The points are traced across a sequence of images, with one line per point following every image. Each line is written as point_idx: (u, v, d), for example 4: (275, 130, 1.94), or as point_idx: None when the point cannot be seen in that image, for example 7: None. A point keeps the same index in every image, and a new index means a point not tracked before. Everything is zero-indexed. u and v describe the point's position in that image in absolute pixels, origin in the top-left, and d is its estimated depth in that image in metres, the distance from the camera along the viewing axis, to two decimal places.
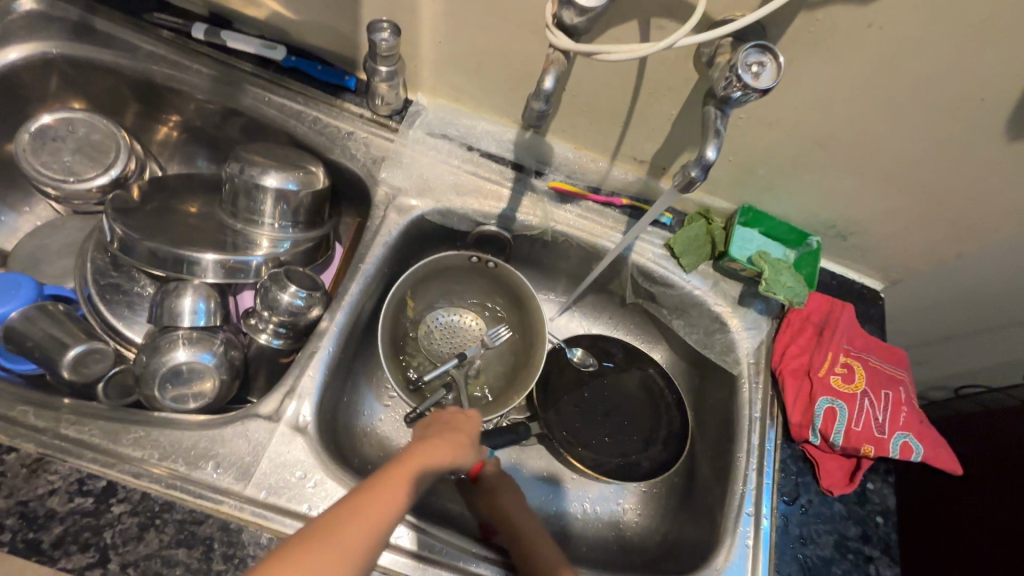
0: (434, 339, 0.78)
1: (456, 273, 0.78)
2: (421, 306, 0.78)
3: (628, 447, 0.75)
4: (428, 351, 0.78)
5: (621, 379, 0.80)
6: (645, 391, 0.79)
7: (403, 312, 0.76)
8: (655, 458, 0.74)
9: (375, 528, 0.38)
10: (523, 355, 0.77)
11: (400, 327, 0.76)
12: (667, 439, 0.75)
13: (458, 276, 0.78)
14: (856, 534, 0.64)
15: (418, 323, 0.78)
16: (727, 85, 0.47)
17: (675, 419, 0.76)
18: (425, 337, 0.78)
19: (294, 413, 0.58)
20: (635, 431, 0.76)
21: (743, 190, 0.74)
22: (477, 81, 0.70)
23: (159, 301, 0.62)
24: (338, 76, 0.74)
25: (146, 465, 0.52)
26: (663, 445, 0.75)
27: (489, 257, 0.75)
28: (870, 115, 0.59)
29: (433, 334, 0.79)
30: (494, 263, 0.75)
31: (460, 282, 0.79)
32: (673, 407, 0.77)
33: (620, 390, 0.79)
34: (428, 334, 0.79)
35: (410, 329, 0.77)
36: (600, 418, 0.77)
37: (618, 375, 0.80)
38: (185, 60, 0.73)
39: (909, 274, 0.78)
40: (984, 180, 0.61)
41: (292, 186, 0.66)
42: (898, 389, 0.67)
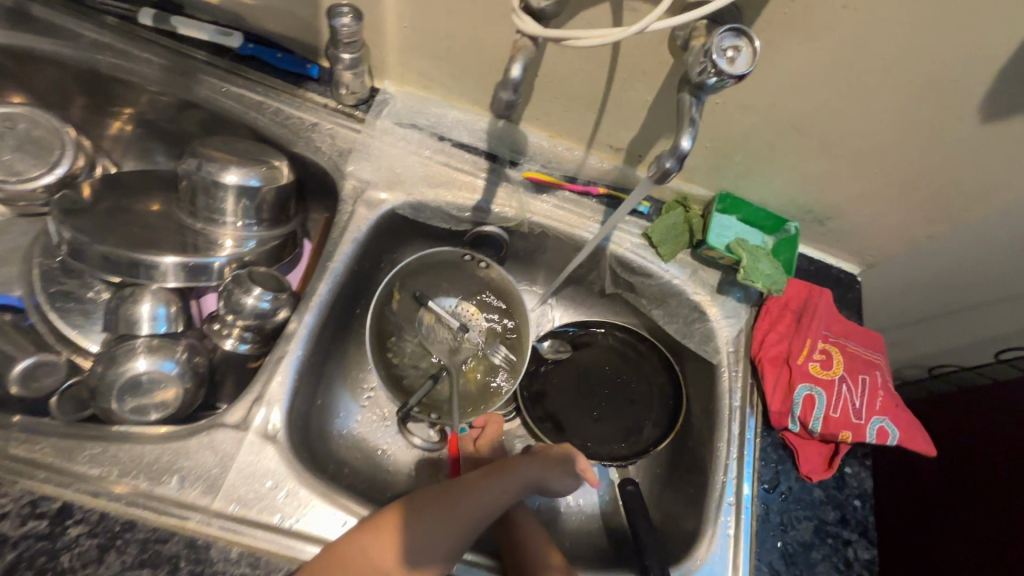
0: (440, 334, 0.77)
1: (447, 268, 0.77)
2: (405, 297, 0.76)
3: (614, 442, 0.74)
4: (416, 346, 0.77)
5: (596, 362, 0.79)
6: (621, 371, 0.79)
7: (386, 305, 0.75)
8: (654, 436, 0.74)
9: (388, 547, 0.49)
10: (509, 373, 0.75)
11: (388, 322, 0.76)
12: (660, 420, 0.75)
13: (443, 273, 0.77)
14: (834, 519, 0.64)
15: (401, 311, 0.76)
16: (702, 70, 0.45)
17: (658, 395, 0.77)
18: (430, 330, 0.77)
19: (262, 420, 0.55)
20: (620, 413, 0.76)
21: (721, 176, 0.72)
22: (446, 67, 0.67)
23: (114, 308, 0.59)
24: (299, 64, 0.70)
25: (106, 483, 0.49)
26: (655, 425, 0.75)
27: (483, 257, 0.75)
28: (846, 99, 0.57)
29: (438, 329, 0.77)
30: (487, 263, 0.75)
31: (445, 278, 0.78)
32: (653, 384, 0.78)
33: (596, 372, 0.79)
34: (434, 329, 0.77)
35: (390, 318, 0.76)
36: (585, 406, 0.77)
37: (591, 360, 0.80)
38: (133, 49, 0.68)
39: (884, 257, 0.78)
40: (958, 163, 0.61)
41: (255, 182, 0.63)
42: (874, 373, 0.68)
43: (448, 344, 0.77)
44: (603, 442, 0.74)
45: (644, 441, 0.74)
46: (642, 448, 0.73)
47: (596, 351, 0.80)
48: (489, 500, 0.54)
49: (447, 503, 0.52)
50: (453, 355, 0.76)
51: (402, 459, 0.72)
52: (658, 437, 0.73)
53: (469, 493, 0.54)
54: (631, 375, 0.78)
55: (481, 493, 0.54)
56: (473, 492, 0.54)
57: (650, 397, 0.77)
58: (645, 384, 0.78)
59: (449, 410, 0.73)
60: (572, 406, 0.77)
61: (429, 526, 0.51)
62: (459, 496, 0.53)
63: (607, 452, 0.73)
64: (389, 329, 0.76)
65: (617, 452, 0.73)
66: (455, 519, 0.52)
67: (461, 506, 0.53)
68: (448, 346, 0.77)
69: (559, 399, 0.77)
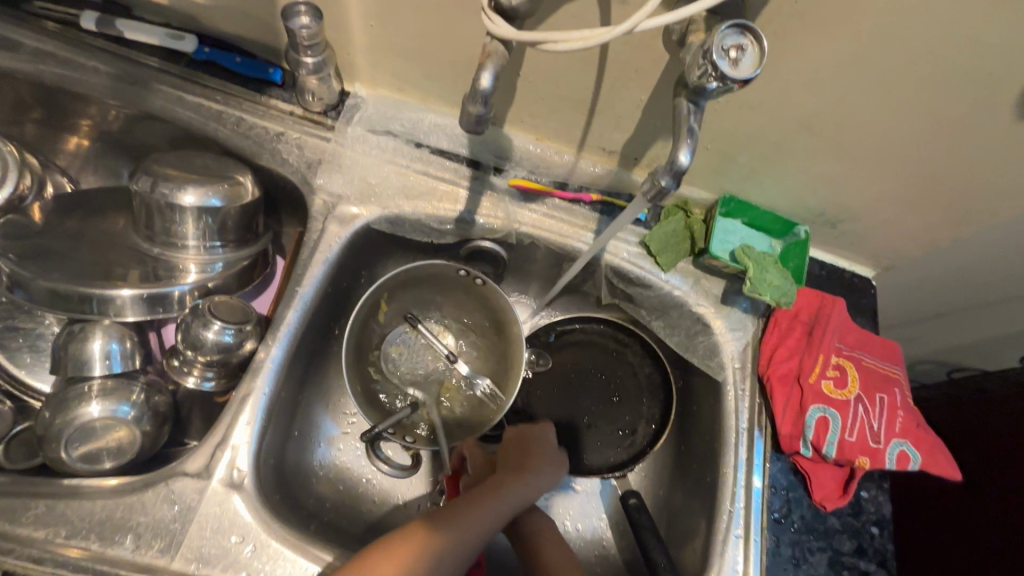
0: (409, 362, 0.72)
1: (438, 282, 0.71)
2: (394, 311, 0.71)
3: (612, 461, 0.70)
4: (391, 369, 0.71)
5: (577, 361, 0.75)
6: (604, 367, 0.75)
7: (373, 317, 0.69)
8: (647, 436, 0.71)
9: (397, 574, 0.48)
10: (493, 406, 0.69)
11: (372, 335, 0.70)
12: (651, 414, 0.72)
13: (434, 286, 0.71)
14: (851, 549, 0.60)
15: (389, 326, 0.72)
16: (700, 72, 0.40)
17: (644, 387, 0.73)
18: (394, 361, 0.72)
19: (227, 468, 0.51)
20: (608, 414, 0.73)
21: (724, 179, 0.66)
22: (420, 68, 0.61)
23: (63, 345, 0.55)
24: (261, 68, 0.64)
25: (54, 546, 0.46)
26: (647, 420, 0.71)
27: (478, 273, 0.67)
28: (864, 95, 0.51)
29: (409, 356, 0.72)
30: (482, 280, 0.68)
31: (437, 291, 0.72)
32: (640, 373, 0.74)
33: (578, 373, 0.74)
34: (402, 358, 0.72)
35: (377, 332, 0.71)
36: (574, 416, 0.73)
37: (572, 362, 0.75)
38: (78, 57, 0.62)
39: (901, 260, 0.72)
40: (988, 162, 0.55)
41: (216, 202, 0.58)
42: (893, 391, 0.63)
43: (426, 371, 0.72)
44: (603, 450, 0.71)
45: (640, 439, 0.71)
46: (640, 450, 0.70)
47: (578, 350, 0.75)
48: (495, 514, 0.55)
49: (454, 522, 0.52)
50: (425, 386, 0.71)
51: (389, 490, 0.68)
52: (653, 434, 0.70)
53: (474, 510, 0.54)
54: (619, 370, 0.74)
55: (482, 510, 0.54)
56: (480, 508, 0.54)
57: (637, 389, 0.73)
58: (632, 376, 0.74)
59: (423, 438, 0.68)
60: (563, 416, 0.72)
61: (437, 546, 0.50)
62: (466, 514, 0.53)
63: (605, 461, 0.70)
64: (371, 344, 0.70)
65: (615, 459, 0.70)
66: (462, 536, 0.52)
67: (471, 525, 0.53)
68: (414, 378, 0.71)
69: (548, 409, 0.73)
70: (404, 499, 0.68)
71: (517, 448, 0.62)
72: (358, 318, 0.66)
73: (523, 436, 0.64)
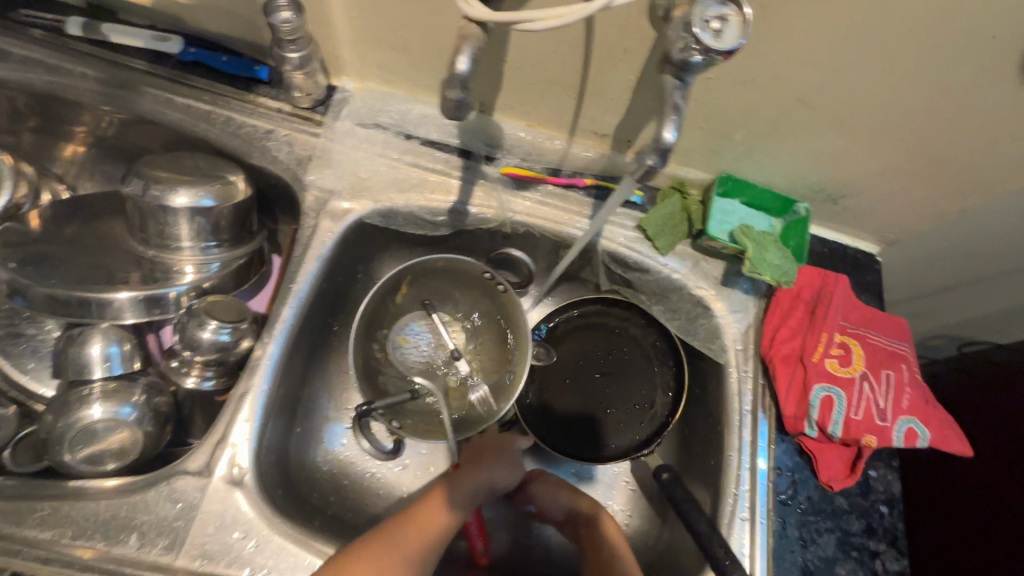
0: (419, 351, 0.71)
1: (453, 275, 0.70)
2: (411, 296, 0.71)
3: (634, 439, 0.69)
4: (401, 358, 0.71)
5: (583, 344, 0.74)
6: (611, 346, 0.74)
7: (390, 297, 0.69)
8: (665, 408, 0.70)
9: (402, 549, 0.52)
10: (484, 411, 0.68)
11: (387, 317, 0.70)
12: (666, 383, 0.71)
13: (447, 278, 0.70)
14: (860, 530, 0.59)
15: (403, 311, 0.71)
16: (682, 47, 0.39)
17: (654, 357, 0.73)
18: (404, 348, 0.71)
19: (226, 465, 0.51)
20: (621, 390, 0.72)
21: (720, 158, 0.65)
22: (405, 58, 0.61)
23: (63, 349, 0.56)
24: (246, 66, 0.64)
25: (60, 547, 0.46)
26: (664, 390, 0.71)
27: (502, 279, 0.67)
28: (860, 65, 0.50)
29: (418, 347, 0.71)
30: (505, 287, 0.68)
31: (454, 284, 0.71)
32: (646, 345, 0.73)
33: (587, 357, 0.74)
34: (411, 347, 0.71)
35: (393, 314, 0.71)
36: (591, 395, 0.72)
37: (578, 349, 0.74)
38: (65, 63, 0.62)
39: (907, 233, 0.70)
40: (993, 129, 0.53)
41: (209, 202, 0.58)
42: (899, 368, 0.61)
43: (434, 361, 0.71)
44: (626, 428, 0.70)
45: (660, 409, 0.70)
46: (664, 422, 0.69)
47: (585, 335, 0.75)
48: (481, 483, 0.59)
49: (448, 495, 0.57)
50: (433, 376, 0.70)
51: (395, 483, 0.68)
52: (671, 401, 0.70)
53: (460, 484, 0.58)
54: (626, 348, 0.74)
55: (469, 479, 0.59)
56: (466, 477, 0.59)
57: (645, 362, 0.73)
58: (638, 349, 0.73)
59: (411, 423, 0.67)
60: (578, 402, 0.72)
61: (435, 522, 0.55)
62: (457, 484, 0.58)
63: (629, 442, 0.69)
64: (384, 320, 0.70)
65: (640, 438, 0.69)
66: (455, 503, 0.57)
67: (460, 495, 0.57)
68: (420, 367, 0.70)
69: (562, 394, 0.72)
70: (410, 491, 0.68)
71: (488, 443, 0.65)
72: (376, 294, 0.67)
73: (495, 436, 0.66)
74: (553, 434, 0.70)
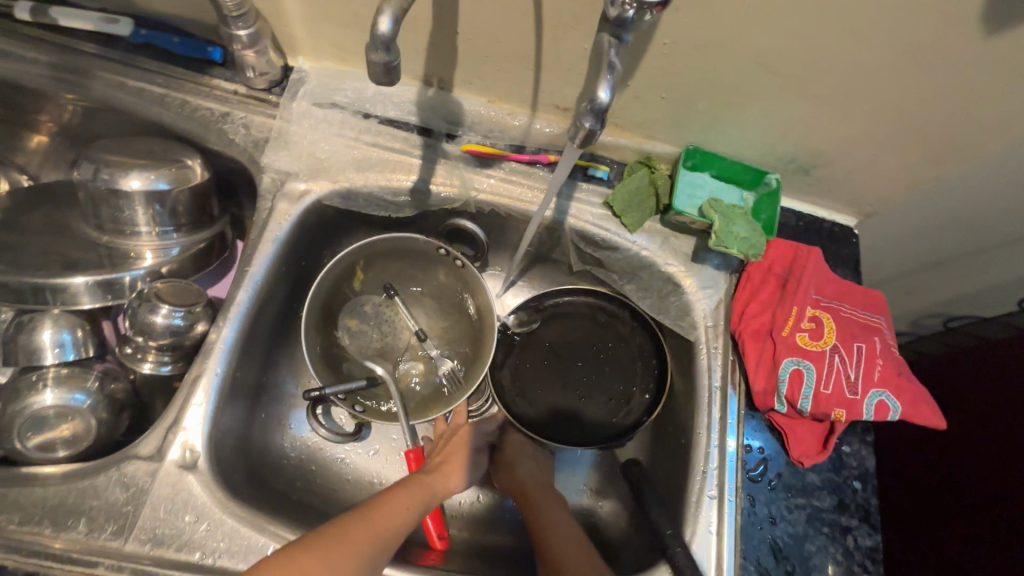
0: (371, 331, 0.70)
1: (414, 257, 0.69)
2: (372, 280, 0.70)
3: (604, 432, 0.68)
4: (351, 338, 0.69)
5: (563, 333, 0.72)
6: (596, 338, 0.72)
7: (346, 284, 0.69)
8: (640, 409, 0.68)
9: (370, 536, 0.48)
10: (450, 394, 0.69)
11: (342, 300, 0.69)
12: (646, 383, 0.69)
13: (412, 260, 0.69)
14: (831, 506, 0.58)
15: (363, 294, 0.70)
16: (616, 3, 0.38)
17: (639, 358, 0.70)
18: (352, 330, 0.70)
19: (179, 451, 0.51)
20: (600, 384, 0.70)
21: (686, 130, 0.63)
22: (357, 33, 0.59)
23: (13, 336, 0.55)
24: (200, 48, 0.63)
25: (9, 533, 0.46)
26: (643, 390, 0.69)
27: (458, 252, 0.67)
28: (815, 25, 0.48)
29: (367, 328, 0.70)
30: (463, 261, 0.67)
31: (418, 268, 0.70)
32: (632, 344, 0.71)
33: (567, 345, 0.72)
34: (360, 329, 0.70)
35: (349, 299, 0.70)
36: (566, 385, 0.71)
37: (557, 335, 0.72)
38: (15, 48, 0.61)
39: (883, 204, 0.68)
40: (960, 89, 0.51)
41: (164, 186, 0.57)
42: (872, 340, 0.60)
43: (391, 342, 0.70)
44: (602, 424, 0.68)
45: (637, 409, 0.68)
46: (638, 421, 0.67)
47: (565, 323, 0.73)
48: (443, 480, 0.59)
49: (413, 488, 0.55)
50: (387, 357, 0.70)
51: (364, 468, 0.67)
52: (649, 403, 0.68)
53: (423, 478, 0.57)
54: (607, 339, 0.72)
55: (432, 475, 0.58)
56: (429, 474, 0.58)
57: (629, 360, 0.71)
58: (622, 346, 0.71)
59: (376, 407, 0.67)
60: (551, 387, 0.71)
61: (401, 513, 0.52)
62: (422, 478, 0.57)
63: (604, 433, 0.68)
64: (340, 306, 0.69)
65: (615, 430, 0.68)
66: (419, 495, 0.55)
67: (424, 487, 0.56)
68: (374, 351, 0.70)
69: (537, 380, 0.71)
70: (379, 476, 0.67)
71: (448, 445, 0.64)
72: (328, 277, 0.66)
73: (457, 434, 0.66)
74: (534, 424, 0.69)
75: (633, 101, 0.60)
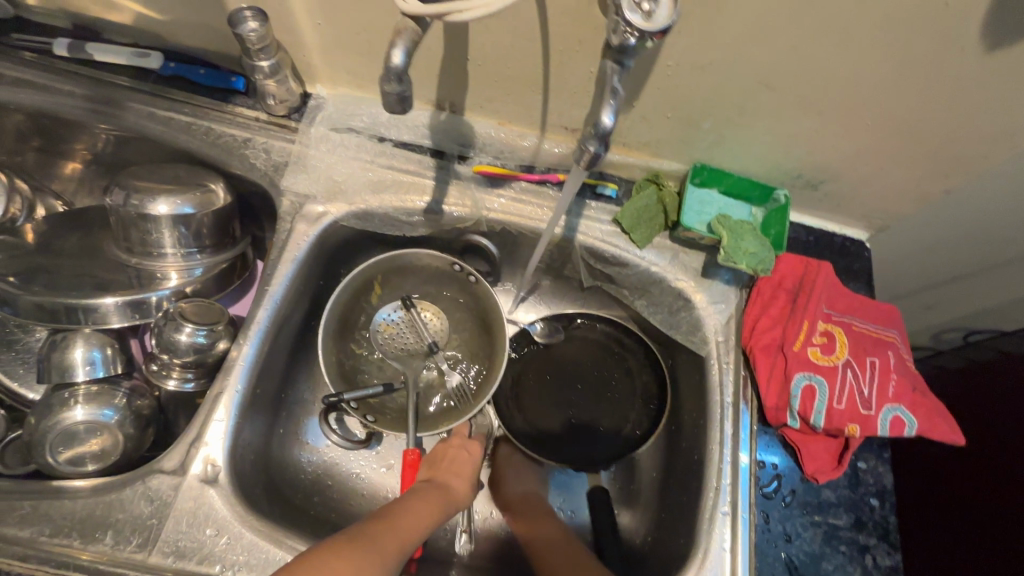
0: (399, 339, 0.72)
1: (427, 275, 0.72)
2: (388, 296, 0.72)
3: (599, 456, 0.69)
4: (381, 342, 0.72)
5: (573, 355, 0.74)
6: (601, 365, 0.73)
7: (366, 297, 0.71)
8: (624, 441, 0.69)
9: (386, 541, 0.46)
10: (461, 406, 0.69)
11: (364, 308, 0.71)
12: (639, 420, 0.70)
13: (428, 277, 0.72)
14: (848, 524, 0.57)
15: (383, 305, 0.72)
16: (617, 31, 0.40)
17: (641, 394, 0.71)
18: (382, 335, 0.72)
19: (200, 465, 0.53)
20: (594, 410, 0.71)
21: (692, 148, 0.64)
22: (372, 62, 0.62)
23: (46, 356, 0.59)
24: (224, 78, 0.66)
25: (39, 545, 0.48)
26: (635, 426, 0.70)
27: (472, 269, 0.69)
28: (814, 45, 0.49)
29: (396, 336, 0.72)
30: (475, 277, 0.69)
31: (435, 284, 0.73)
32: (636, 380, 0.72)
33: (578, 366, 0.73)
34: (393, 335, 0.72)
35: (369, 311, 0.72)
36: (568, 401, 0.72)
37: (571, 356, 0.74)
38: (53, 82, 0.65)
39: (893, 218, 0.68)
40: (964, 104, 0.51)
41: (189, 210, 0.59)
42: (885, 355, 0.59)
43: (409, 351, 0.72)
44: (584, 449, 0.70)
45: (624, 441, 0.69)
46: (620, 452, 0.69)
47: (575, 344, 0.74)
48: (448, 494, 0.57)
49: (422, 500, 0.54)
50: (407, 363, 0.71)
51: (378, 483, 0.68)
52: (637, 439, 0.69)
53: (431, 492, 0.56)
54: (610, 367, 0.73)
55: (438, 490, 0.57)
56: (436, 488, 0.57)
57: (631, 395, 0.72)
58: (628, 380, 0.72)
59: (386, 419, 0.68)
60: (561, 404, 0.72)
61: (412, 524, 0.50)
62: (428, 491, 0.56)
63: (597, 455, 0.69)
64: (363, 315, 0.71)
65: (609, 455, 0.69)
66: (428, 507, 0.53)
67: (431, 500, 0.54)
68: (397, 353, 0.72)
69: (540, 394, 0.73)
70: (393, 491, 0.68)
71: (446, 453, 0.63)
72: (348, 289, 0.68)
73: (453, 445, 0.65)
74: (534, 443, 0.70)
75: (638, 120, 0.61)
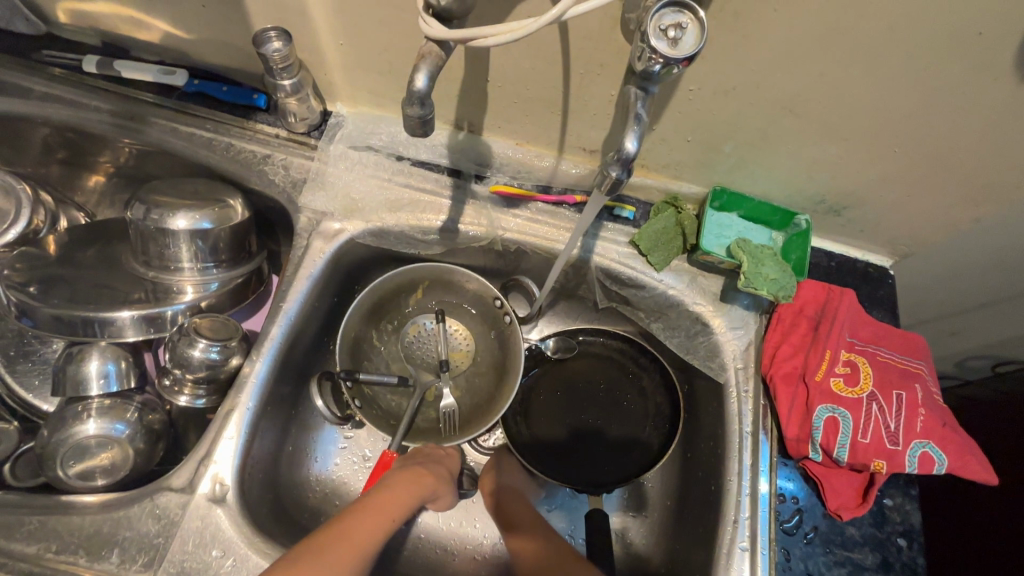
0: (420, 344, 0.72)
1: (453, 289, 0.71)
2: (427, 300, 0.72)
3: (603, 476, 0.67)
4: (405, 344, 0.72)
5: (585, 371, 0.72)
6: (614, 384, 0.72)
7: (404, 296, 0.71)
8: (635, 465, 0.67)
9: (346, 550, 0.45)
10: (444, 432, 0.69)
11: (393, 306, 0.71)
12: (654, 439, 0.68)
13: (454, 293, 0.71)
14: (874, 564, 0.55)
15: (416, 311, 0.73)
16: (643, 57, 0.40)
17: (653, 415, 0.69)
18: (411, 337, 0.72)
19: (209, 484, 0.52)
20: (605, 431, 0.70)
21: (712, 171, 0.63)
22: (393, 82, 0.62)
23: (62, 367, 0.58)
24: (246, 95, 0.67)
25: (45, 561, 0.48)
26: (646, 448, 0.68)
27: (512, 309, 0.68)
28: (840, 72, 0.48)
29: (421, 342, 0.72)
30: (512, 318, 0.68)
31: (460, 299, 0.72)
32: (649, 403, 0.70)
33: (589, 384, 0.72)
34: (421, 339, 0.72)
35: (401, 312, 0.72)
36: (583, 417, 0.70)
37: (584, 373, 0.72)
38: (81, 97, 0.66)
39: (920, 246, 0.66)
40: (995, 132, 0.50)
41: (207, 224, 0.60)
42: (913, 388, 0.57)
43: (426, 361, 0.71)
44: (593, 471, 0.68)
45: (634, 462, 0.68)
46: (628, 476, 0.67)
47: (587, 359, 0.73)
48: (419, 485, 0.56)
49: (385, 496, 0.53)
50: (417, 368, 0.71)
51: None
52: (649, 460, 0.67)
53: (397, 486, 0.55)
54: (625, 388, 0.71)
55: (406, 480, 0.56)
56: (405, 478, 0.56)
57: (644, 415, 0.70)
58: (640, 400, 0.71)
59: (372, 412, 0.67)
60: (573, 425, 0.70)
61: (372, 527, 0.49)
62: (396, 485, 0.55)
63: (604, 478, 0.67)
64: (391, 312, 0.72)
65: (619, 477, 0.67)
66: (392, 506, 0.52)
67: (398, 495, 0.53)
68: (416, 360, 0.72)
69: (550, 412, 0.71)
70: None
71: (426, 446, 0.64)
72: (371, 296, 0.68)
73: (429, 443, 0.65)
74: (538, 459, 0.69)
75: (658, 142, 0.61)
